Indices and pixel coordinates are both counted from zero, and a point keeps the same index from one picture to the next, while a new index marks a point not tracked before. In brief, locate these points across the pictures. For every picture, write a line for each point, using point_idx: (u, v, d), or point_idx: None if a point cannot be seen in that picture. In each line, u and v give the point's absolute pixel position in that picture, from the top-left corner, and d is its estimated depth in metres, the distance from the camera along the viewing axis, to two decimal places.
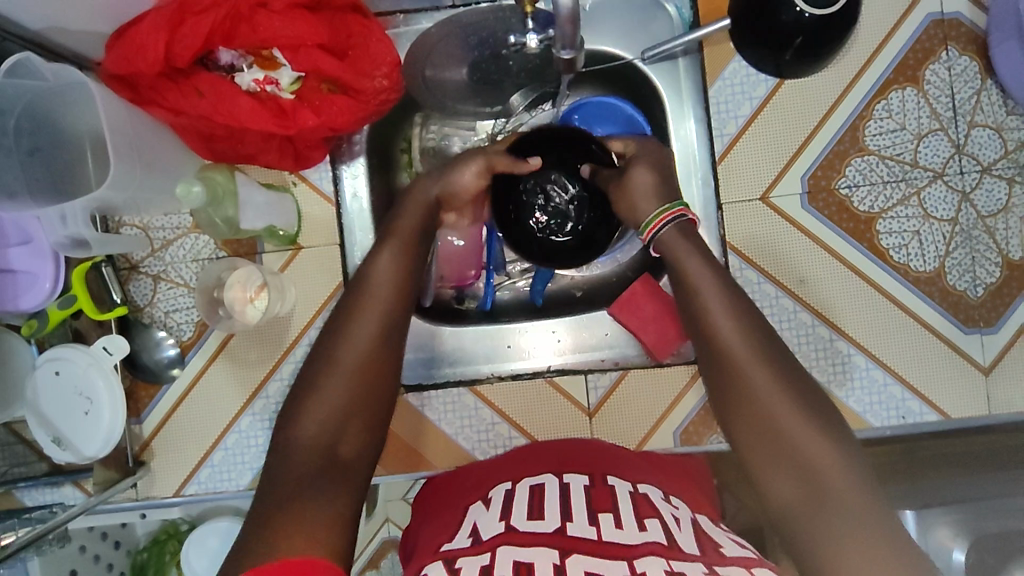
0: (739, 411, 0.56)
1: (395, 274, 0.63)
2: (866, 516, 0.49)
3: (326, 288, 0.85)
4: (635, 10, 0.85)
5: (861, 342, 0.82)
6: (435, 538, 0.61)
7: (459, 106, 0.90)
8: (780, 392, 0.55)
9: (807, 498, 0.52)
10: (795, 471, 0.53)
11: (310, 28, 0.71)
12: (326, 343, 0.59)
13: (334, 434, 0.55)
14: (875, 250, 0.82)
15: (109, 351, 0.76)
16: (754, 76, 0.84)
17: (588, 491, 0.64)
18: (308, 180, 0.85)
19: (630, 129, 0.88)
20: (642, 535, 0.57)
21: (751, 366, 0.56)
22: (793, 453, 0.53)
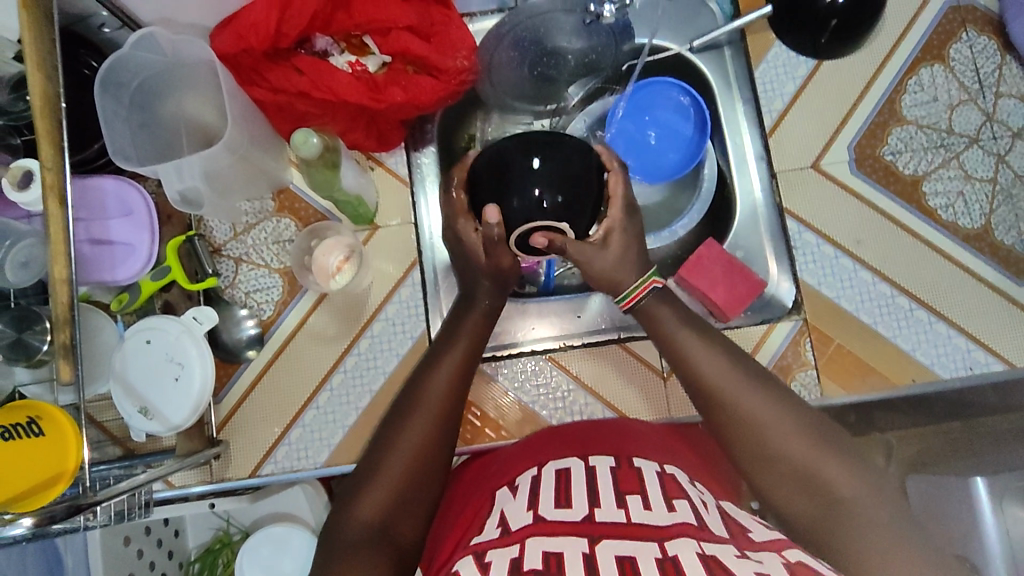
0: (737, 430, 0.59)
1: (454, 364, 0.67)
2: (877, 517, 0.52)
3: (402, 266, 0.88)
4: (682, 13, 0.94)
5: (922, 297, 0.85)
6: (463, 527, 0.59)
7: (517, 103, 0.97)
8: (771, 410, 0.58)
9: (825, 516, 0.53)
10: (801, 485, 0.55)
11: (401, 11, 0.79)
12: (386, 430, 0.62)
13: (388, 515, 0.57)
14: (924, 209, 0.87)
15: (199, 321, 0.78)
16: (794, 58, 0.92)
17: (614, 474, 0.61)
18: (384, 165, 0.90)
19: (682, 111, 0.93)
20: (672, 516, 0.53)
21: (740, 390, 0.60)
22: (796, 464, 0.55)
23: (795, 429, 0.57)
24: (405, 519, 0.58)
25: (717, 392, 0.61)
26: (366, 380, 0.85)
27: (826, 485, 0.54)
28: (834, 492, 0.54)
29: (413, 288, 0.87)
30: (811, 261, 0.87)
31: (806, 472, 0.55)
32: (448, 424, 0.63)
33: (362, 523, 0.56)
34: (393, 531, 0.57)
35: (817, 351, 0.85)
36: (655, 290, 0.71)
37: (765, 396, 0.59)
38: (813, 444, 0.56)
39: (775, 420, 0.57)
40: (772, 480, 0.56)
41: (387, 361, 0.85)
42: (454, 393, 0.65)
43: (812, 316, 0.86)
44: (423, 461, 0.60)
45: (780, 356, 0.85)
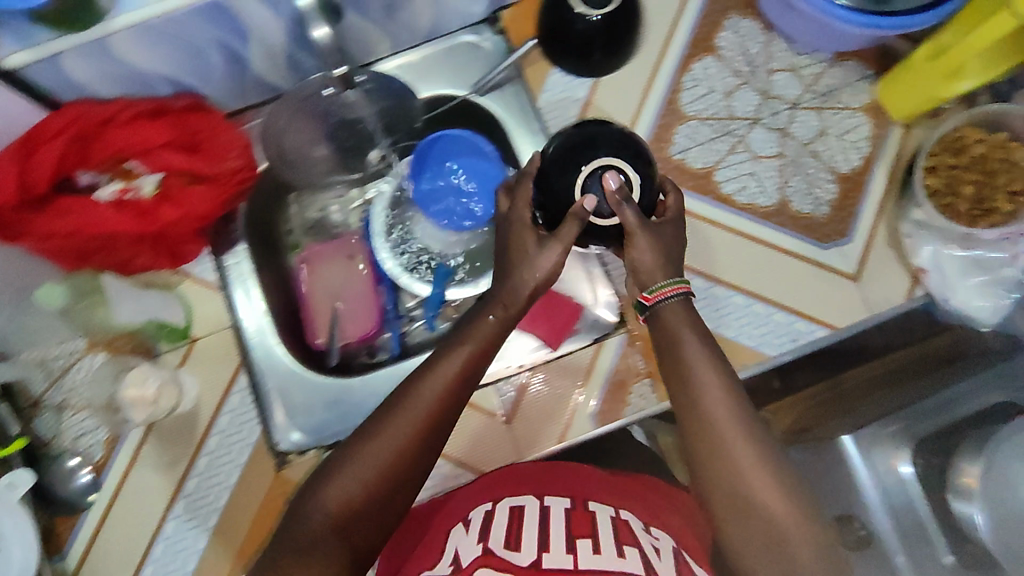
0: (703, 451, 0.55)
1: (448, 373, 0.61)
2: None
3: (227, 372, 0.87)
4: (459, 61, 0.96)
5: (736, 283, 0.87)
6: (421, 560, 0.62)
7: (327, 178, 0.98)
8: (745, 442, 0.55)
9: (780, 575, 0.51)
10: (758, 529, 0.53)
11: (157, 130, 0.77)
12: (374, 421, 0.60)
13: (359, 515, 0.57)
14: (722, 198, 0.89)
15: (14, 486, 0.75)
16: (572, 81, 0.93)
17: (568, 518, 0.63)
18: (190, 276, 0.88)
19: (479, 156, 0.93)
20: (619, 563, 0.56)
21: (719, 405, 0.56)
22: (751, 513, 0.53)
23: (767, 472, 0.54)
24: (360, 526, 0.57)
25: (719, 435, 0.55)
26: (212, 497, 0.84)
27: (802, 572, 0.51)
28: (791, 556, 0.51)
29: (243, 393, 0.86)
30: (626, 272, 0.88)
31: (761, 517, 0.53)
32: (465, 411, 0.62)
33: (322, 515, 0.56)
34: (353, 535, 0.57)
35: (646, 359, 0.87)
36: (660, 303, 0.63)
37: (744, 428, 0.55)
38: (796, 519, 0.53)
39: (756, 453, 0.54)
40: (730, 520, 0.54)
41: (229, 474, 0.84)
42: (434, 410, 0.59)
43: (636, 327, 0.87)
44: (397, 464, 0.58)
45: (612, 376, 0.87)
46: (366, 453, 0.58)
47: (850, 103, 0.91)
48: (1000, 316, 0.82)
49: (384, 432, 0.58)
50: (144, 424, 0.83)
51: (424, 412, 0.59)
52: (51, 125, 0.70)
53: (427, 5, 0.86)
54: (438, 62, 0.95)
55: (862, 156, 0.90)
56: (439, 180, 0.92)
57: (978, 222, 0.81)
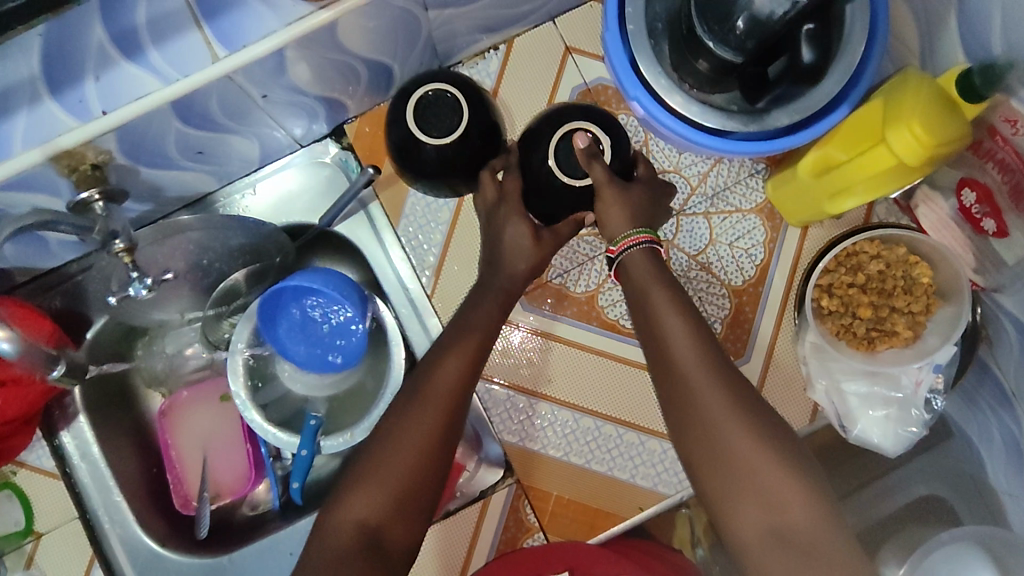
0: (696, 434, 0.61)
1: (449, 381, 0.67)
2: (823, 545, 0.55)
3: (81, 567, 0.81)
4: (314, 181, 0.87)
5: (628, 419, 0.81)
6: None
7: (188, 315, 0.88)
8: (739, 417, 0.60)
9: (772, 542, 0.56)
10: (756, 499, 0.58)
11: None
12: (386, 426, 0.66)
13: (380, 524, 0.62)
14: (606, 324, 0.82)
15: None
16: (434, 203, 0.88)
17: None
18: (26, 464, 0.81)
19: (306, 294, 0.80)
20: None
21: (705, 389, 0.62)
22: (756, 479, 0.58)
23: (756, 441, 0.59)
24: (398, 525, 0.63)
25: (688, 381, 0.63)
26: None
27: (783, 510, 0.57)
28: (788, 523, 0.56)
29: None
30: (507, 417, 0.81)
31: (756, 481, 0.58)
32: (456, 412, 0.66)
33: (351, 522, 0.62)
34: (384, 538, 0.62)
35: (537, 512, 0.80)
36: (641, 273, 0.69)
37: (738, 413, 0.61)
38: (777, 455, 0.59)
39: (736, 427, 0.60)
40: (726, 494, 0.59)
41: None
42: (441, 414, 0.66)
43: (523, 475, 0.80)
44: (410, 471, 0.63)
45: (502, 531, 0.79)
46: (392, 455, 0.64)
47: (740, 203, 0.83)
48: (903, 447, 0.73)
49: (403, 439, 0.64)
50: None
51: (443, 403, 0.66)
52: None
53: (248, 139, 0.76)
54: (288, 187, 0.86)
55: (756, 264, 0.82)
56: (302, 321, 0.82)
57: (877, 342, 0.75)
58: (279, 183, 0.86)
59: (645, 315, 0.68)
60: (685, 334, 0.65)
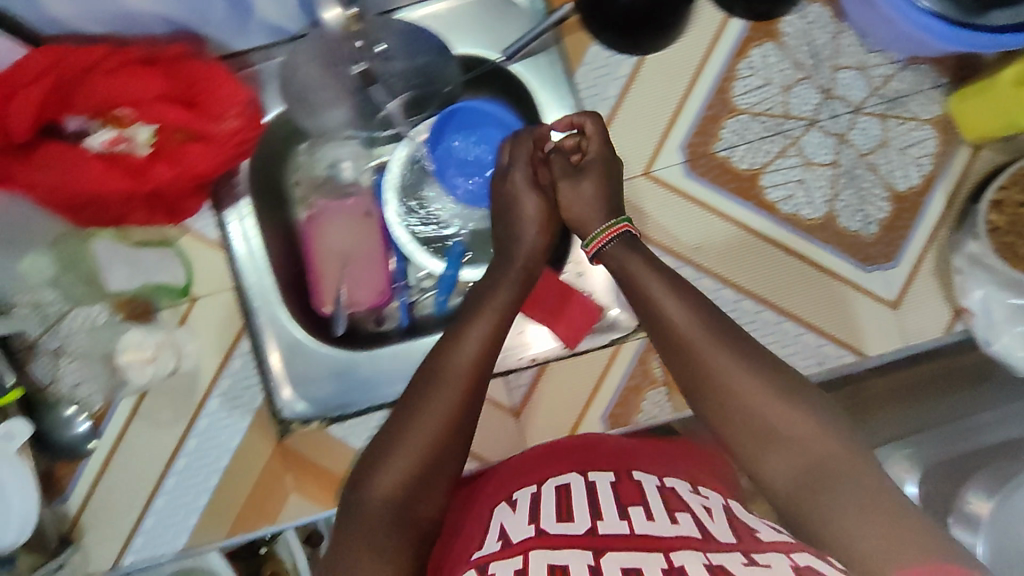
0: (712, 400, 0.57)
1: (475, 363, 0.63)
2: (862, 480, 0.51)
3: (229, 336, 0.84)
4: (482, 18, 0.85)
5: (768, 298, 0.83)
6: (465, 542, 0.56)
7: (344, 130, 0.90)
8: (758, 378, 0.56)
9: (815, 492, 0.52)
10: (786, 449, 0.54)
11: (147, 81, 0.69)
12: (407, 404, 0.60)
13: (410, 497, 0.57)
14: (766, 205, 0.83)
15: (10, 438, 0.73)
16: (614, 57, 0.83)
17: (615, 489, 0.57)
18: (193, 231, 0.85)
19: (472, 118, 0.88)
20: (674, 529, 0.50)
21: (712, 349, 0.58)
22: (781, 435, 0.54)
23: (776, 397, 0.55)
24: (424, 498, 0.58)
25: (693, 350, 0.59)
26: (201, 478, 0.84)
27: (811, 448, 0.53)
28: (821, 461, 0.52)
29: (244, 358, 0.84)
30: None
31: (776, 432, 0.55)
32: (478, 396, 0.62)
33: (380, 498, 0.56)
34: (412, 513, 0.57)
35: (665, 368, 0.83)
36: (621, 253, 0.69)
37: (751, 367, 0.57)
38: (802, 404, 0.55)
39: (749, 383, 0.56)
40: (755, 447, 0.55)
41: (230, 438, 0.84)
42: (467, 391, 0.61)
43: None
44: (439, 443, 0.58)
45: (628, 376, 0.84)
46: (418, 422, 0.59)
47: (919, 112, 0.83)
48: None
49: (423, 417, 0.59)
50: (136, 393, 0.82)
51: (468, 383, 0.61)
52: (29, 69, 0.65)
53: None
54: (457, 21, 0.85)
55: (923, 175, 0.83)
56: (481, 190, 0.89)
57: None
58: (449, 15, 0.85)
59: (639, 292, 0.65)
60: (686, 303, 0.62)
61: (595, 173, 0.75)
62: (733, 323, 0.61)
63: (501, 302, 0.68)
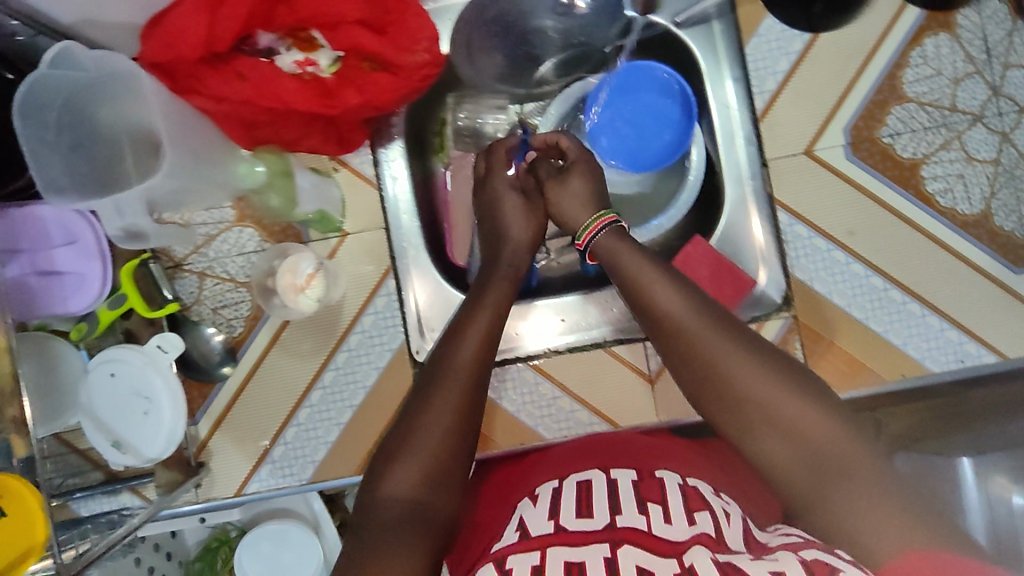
0: (707, 388, 0.57)
1: (478, 357, 0.61)
2: (871, 477, 0.51)
3: (376, 273, 0.85)
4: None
5: (915, 289, 0.83)
6: (488, 533, 0.58)
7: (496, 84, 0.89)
8: (747, 363, 0.56)
9: (830, 486, 0.51)
10: (784, 436, 0.53)
11: (349, 3, 0.69)
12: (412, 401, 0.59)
13: (425, 496, 0.54)
14: (924, 196, 0.83)
15: (164, 350, 0.75)
16: (788, 32, 0.83)
17: (637, 487, 0.58)
18: (349, 165, 0.84)
19: (613, 99, 0.86)
20: (692, 529, 0.52)
21: (708, 337, 0.57)
22: (780, 422, 0.53)
23: (776, 383, 0.54)
24: (439, 496, 0.55)
25: (685, 338, 0.58)
26: (333, 413, 0.84)
27: (809, 437, 0.52)
28: (827, 455, 0.52)
29: (389, 297, 0.84)
30: (802, 256, 0.83)
31: (774, 417, 0.54)
32: (485, 378, 0.61)
33: (395, 500, 0.54)
34: (430, 509, 0.54)
35: (807, 349, 0.83)
36: (613, 244, 0.68)
37: (749, 353, 0.56)
38: (802, 392, 0.54)
39: (745, 367, 0.55)
40: (750, 434, 0.55)
41: (366, 375, 0.84)
42: (470, 378, 0.59)
43: (801, 312, 0.84)
44: (443, 443, 0.56)
45: None
46: (423, 419, 0.57)
47: None
48: None
49: (429, 410, 0.57)
50: (281, 320, 0.83)
51: (465, 382, 0.59)
52: None
53: None
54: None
55: None
56: (627, 151, 0.86)
57: None
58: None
59: (632, 287, 0.63)
60: (673, 289, 0.60)
61: (578, 167, 0.76)
62: (723, 312, 0.60)
63: (512, 261, 0.72)
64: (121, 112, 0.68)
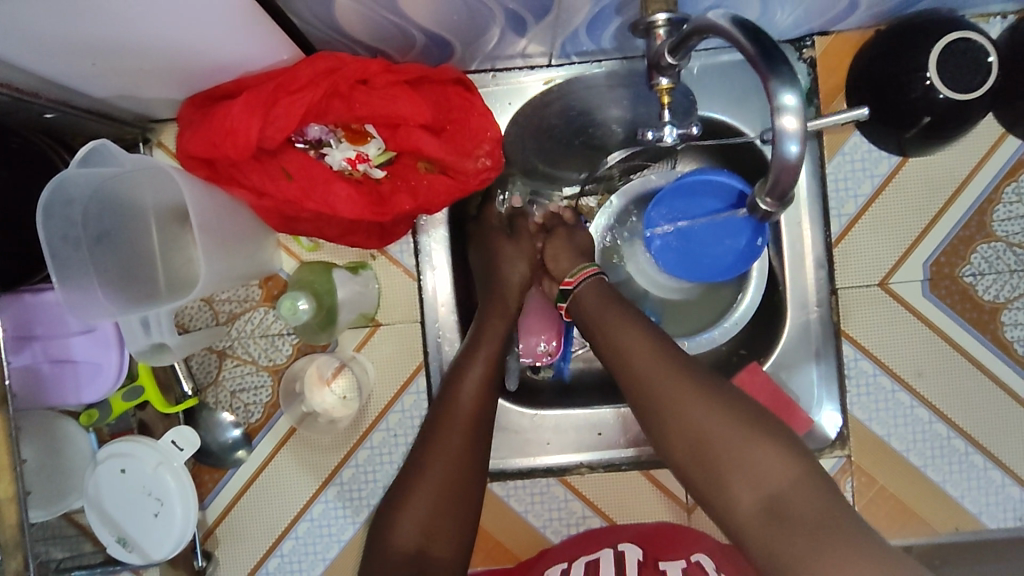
0: (671, 435, 0.58)
1: (478, 397, 0.65)
2: (836, 522, 0.50)
3: (406, 368, 0.79)
4: (734, 83, 0.78)
5: (980, 440, 0.77)
6: None
7: (550, 171, 0.83)
8: (707, 405, 0.57)
9: (801, 534, 0.49)
10: (747, 479, 0.53)
11: (414, 107, 0.63)
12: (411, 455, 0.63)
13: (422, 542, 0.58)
14: (1001, 342, 0.77)
15: (180, 447, 0.70)
16: (875, 152, 0.77)
17: (639, 573, 0.62)
18: (388, 253, 0.78)
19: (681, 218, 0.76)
20: None
21: (667, 380, 0.59)
22: (740, 462, 0.54)
23: (732, 424, 0.56)
24: (438, 543, 0.59)
25: (647, 381, 0.60)
26: (348, 513, 0.78)
27: (768, 480, 0.53)
28: (786, 499, 0.52)
29: (419, 396, 0.79)
30: (864, 393, 0.78)
31: (731, 461, 0.54)
32: (481, 430, 0.64)
33: (397, 551, 0.58)
34: (428, 559, 0.58)
35: (857, 492, 0.78)
36: (594, 292, 0.69)
37: (711, 398, 0.57)
38: (760, 434, 0.55)
39: (703, 410, 0.57)
40: (713, 480, 0.55)
41: (386, 476, 0.78)
42: (468, 426, 0.63)
43: (855, 452, 0.78)
44: (444, 503, 0.60)
45: None
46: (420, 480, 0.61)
47: None
48: None
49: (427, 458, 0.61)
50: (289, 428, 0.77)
51: (467, 424, 0.63)
52: (300, 76, 0.60)
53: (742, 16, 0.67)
54: (705, 81, 0.78)
55: None
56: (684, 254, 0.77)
57: None
58: (698, 72, 0.78)
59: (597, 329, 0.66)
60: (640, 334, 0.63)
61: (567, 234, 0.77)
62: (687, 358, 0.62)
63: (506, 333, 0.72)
64: (161, 198, 0.65)
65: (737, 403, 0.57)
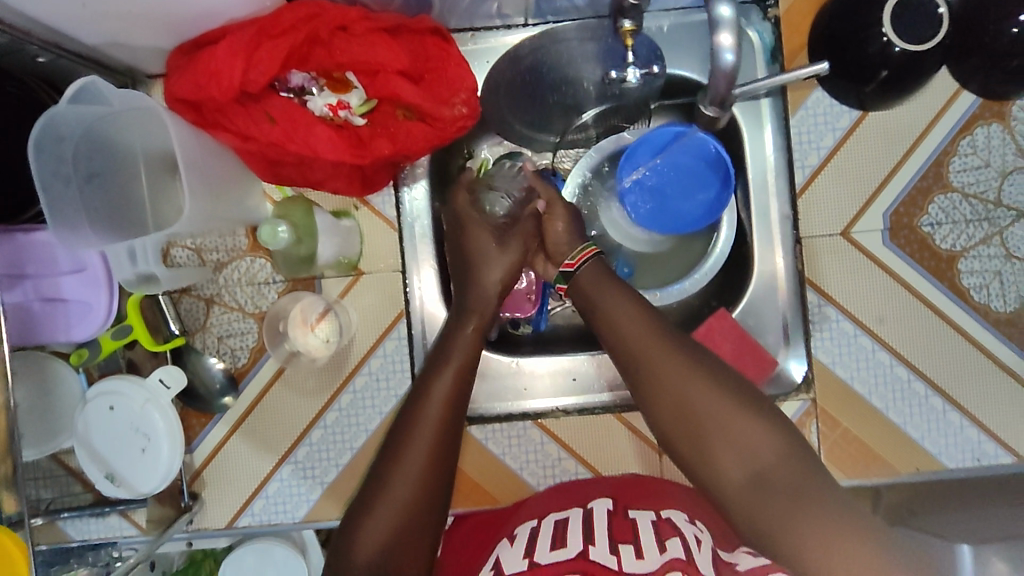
0: (665, 410, 0.59)
1: (448, 400, 0.62)
2: (820, 494, 0.52)
3: (388, 315, 0.82)
4: (701, 42, 0.81)
5: (940, 384, 0.81)
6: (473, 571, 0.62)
7: (527, 130, 0.86)
8: (701, 382, 0.58)
9: (790, 505, 0.52)
10: (737, 453, 0.55)
11: (392, 54, 0.66)
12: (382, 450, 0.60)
13: (397, 534, 0.55)
14: (958, 289, 0.80)
15: (167, 385, 0.73)
16: (836, 107, 0.80)
17: (610, 522, 0.62)
18: (370, 204, 0.81)
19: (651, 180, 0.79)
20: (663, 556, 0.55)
21: (663, 358, 0.60)
22: (732, 437, 0.56)
23: (726, 402, 0.57)
24: (405, 556, 0.56)
25: (644, 360, 0.61)
26: (331, 455, 0.81)
27: (760, 456, 0.54)
28: (775, 472, 0.54)
29: (399, 341, 0.81)
30: (828, 339, 0.81)
31: (724, 438, 0.56)
32: (451, 426, 0.61)
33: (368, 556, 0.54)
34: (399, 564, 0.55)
35: (822, 434, 0.81)
36: (595, 275, 0.69)
37: (703, 374, 0.59)
38: (752, 412, 0.57)
39: (698, 386, 0.58)
40: (703, 453, 0.57)
41: (369, 419, 0.81)
42: (440, 415, 0.61)
43: (821, 395, 0.81)
44: (417, 497, 0.57)
45: None
46: (390, 471, 0.58)
47: None
48: None
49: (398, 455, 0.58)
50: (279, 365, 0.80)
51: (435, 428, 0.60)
52: (282, 21, 0.63)
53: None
54: (674, 39, 0.81)
55: None
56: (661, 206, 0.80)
57: None
58: (667, 31, 0.81)
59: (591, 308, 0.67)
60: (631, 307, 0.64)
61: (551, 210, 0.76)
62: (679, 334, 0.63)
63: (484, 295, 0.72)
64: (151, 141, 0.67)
65: (728, 382, 0.58)
